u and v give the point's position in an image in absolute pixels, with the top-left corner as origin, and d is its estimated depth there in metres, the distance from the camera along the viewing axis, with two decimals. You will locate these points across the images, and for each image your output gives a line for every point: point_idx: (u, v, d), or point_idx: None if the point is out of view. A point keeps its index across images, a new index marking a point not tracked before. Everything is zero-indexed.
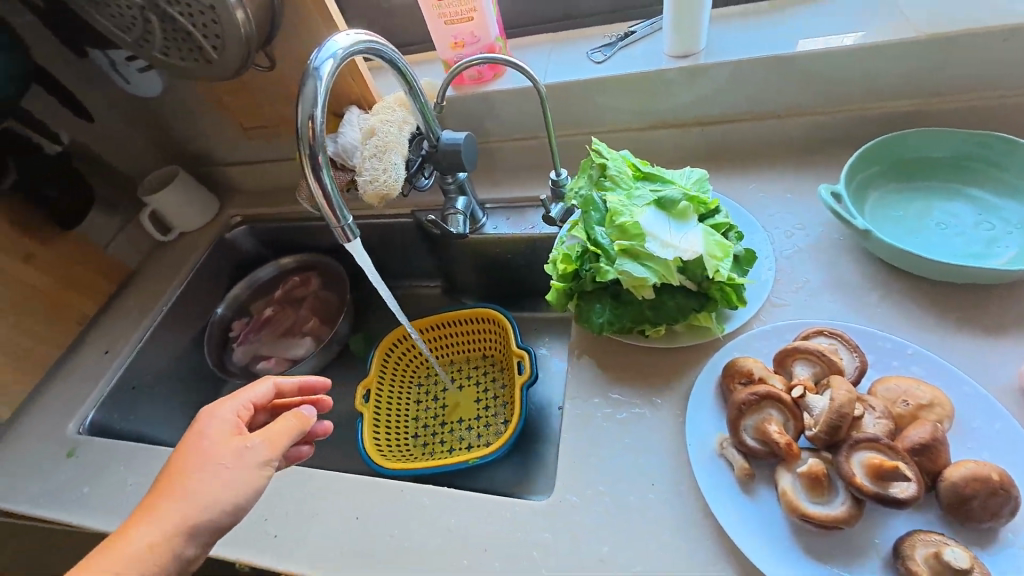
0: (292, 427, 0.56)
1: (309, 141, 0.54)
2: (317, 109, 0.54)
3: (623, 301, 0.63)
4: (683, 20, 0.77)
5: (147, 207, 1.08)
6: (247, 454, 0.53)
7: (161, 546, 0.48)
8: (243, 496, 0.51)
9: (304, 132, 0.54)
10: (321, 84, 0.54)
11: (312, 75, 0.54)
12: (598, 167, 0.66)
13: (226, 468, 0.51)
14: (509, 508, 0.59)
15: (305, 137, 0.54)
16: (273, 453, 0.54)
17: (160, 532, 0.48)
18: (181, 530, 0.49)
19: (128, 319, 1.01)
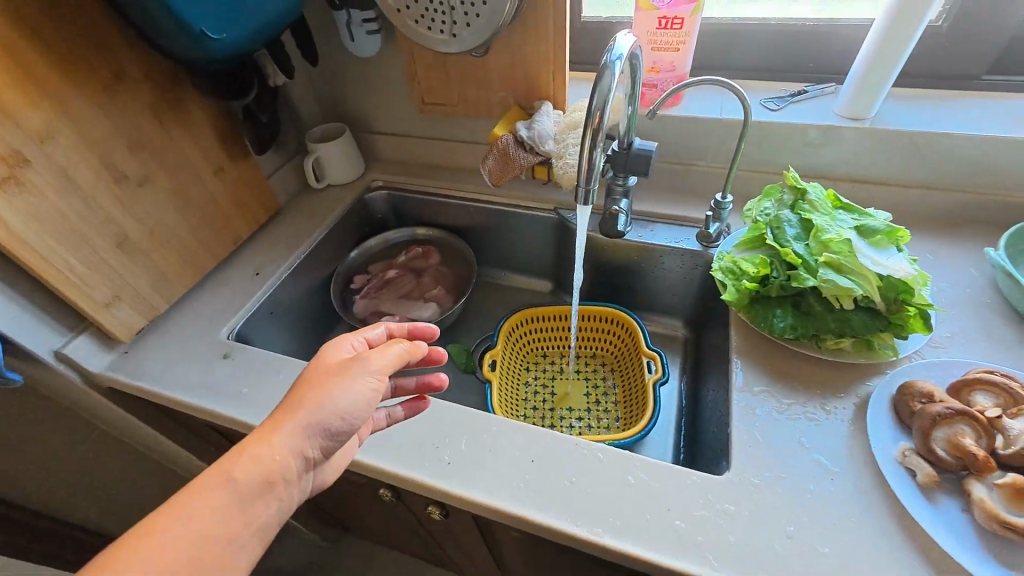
0: (400, 353, 0.64)
1: (595, 124, 0.64)
2: (609, 98, 0.63)
3: (807, 311, 0.69)
4: (865, 88, 0.87)
5: (311, 154, 1.15)
6: (358, 367, 0.61)
7: (289, 442, 0.56)
8: (352, 404, 0.59)
9: (593, 117, 0.63)
10: (615, 77, 0.62)
11: (608, 68, 0.62)
12: (796, 191, 0.74)
13: (339, 382, 0.59)
14: (688, 477, 0.62)
15: (590, 121, 0.63)
16: (384, 369, 0.63)
17: (289, 429, 0.56)
18: (301, 428, 0.56)
19: (274, 249, 1.06)
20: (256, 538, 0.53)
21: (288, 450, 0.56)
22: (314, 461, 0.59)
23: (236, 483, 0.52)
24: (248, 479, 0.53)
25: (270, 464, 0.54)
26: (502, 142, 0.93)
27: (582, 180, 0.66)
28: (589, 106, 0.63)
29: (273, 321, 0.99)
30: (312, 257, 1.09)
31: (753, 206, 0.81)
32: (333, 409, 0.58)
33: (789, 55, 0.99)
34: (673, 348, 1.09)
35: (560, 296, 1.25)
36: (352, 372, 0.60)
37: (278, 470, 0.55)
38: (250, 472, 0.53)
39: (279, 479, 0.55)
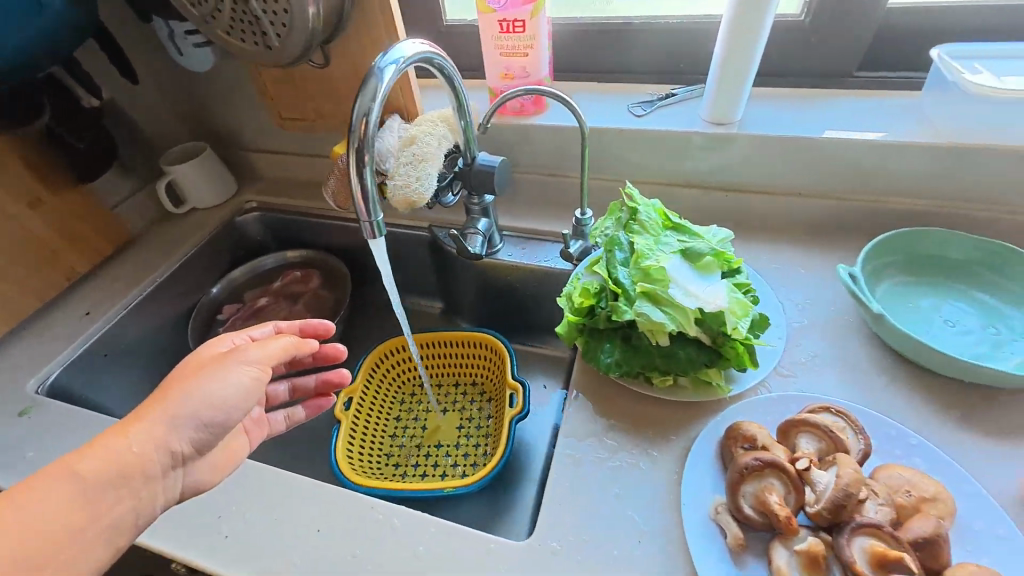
0: (285, 346, 0.59)
1: (359, 136, 0.54)
2: (374, 108, 0.54)
3: (634, 344, 0.62)
4: (724, 91, 0.80)
5: (165, 176, 1.07)
6: (236, 357, 0.55)
7: (147, 435, 0.49)
8: (227, 394, 0.53)
9: (356, 126, 0.54)
10: (382, 85, 0.55)
11: (374, 74, 0.55)
12: (629, 210, 0.67)
13: (211, 371, 0.53)
14: (485, 544, 0.56)
15: (356, 133, 0.54)
16: (264, 359, 0.57)
17: (147, 422, 0.49)
18: (163, 420, 0.50)
19: (118, 284, 0.98)
20: (99, 544, 0.46)
21: (148, 445, 0.49)
22: (184, 457, 0.52)
23: (78, 480, 0.45)
24: (94, 479, 0.46)
25: (126, 458, 0.48)
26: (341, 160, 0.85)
27: (361, 206, 0.57)
28: (351, 116, 0.54)
29: (110, 365, 0.92)
30: (165, 291, 1.01)
31: (597, 226, 0.74)
32: (202, 400, 0.51)
33: (660, 55, 0.92)
34: (558, 372, 1.02)
35: (453, 318, 1.15)
36: (225, 363, 0.54)
37: (134, 464, 0.48)
38: (102, 468, 0.46)
39: (134, 475, 0.48)
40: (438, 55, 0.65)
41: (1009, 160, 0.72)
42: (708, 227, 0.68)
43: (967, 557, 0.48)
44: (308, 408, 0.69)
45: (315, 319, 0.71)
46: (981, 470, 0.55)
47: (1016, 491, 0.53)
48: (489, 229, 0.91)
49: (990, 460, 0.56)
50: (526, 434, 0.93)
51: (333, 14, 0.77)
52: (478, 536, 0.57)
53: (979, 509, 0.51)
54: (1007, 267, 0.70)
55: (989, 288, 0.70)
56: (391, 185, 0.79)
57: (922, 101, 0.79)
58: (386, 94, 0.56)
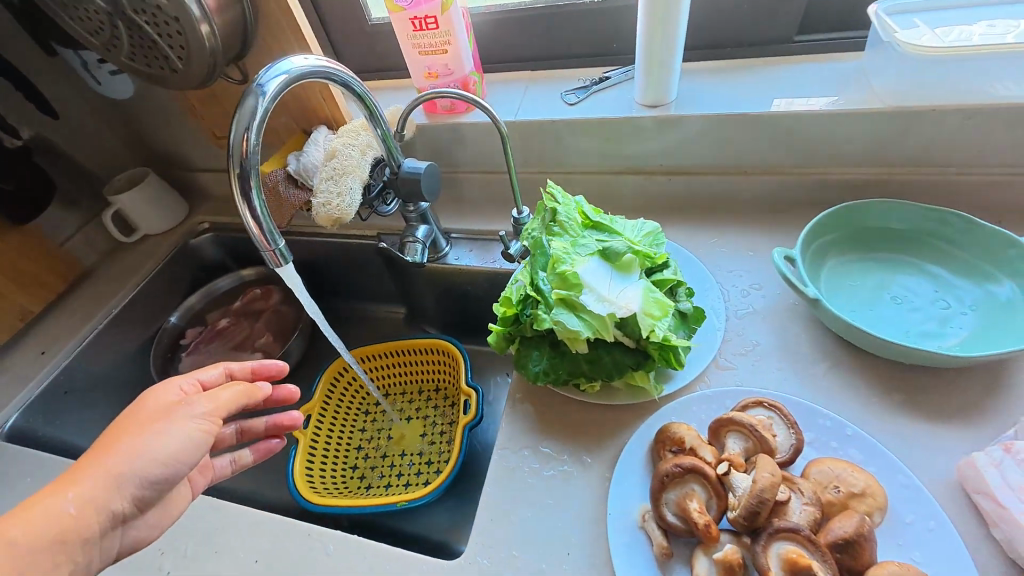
0: (239, 394, 0.57)
1: (241, 158, 0.52)
2: (254, 127, 0.52)
3: (559, 350, 0.61)
4: (653, 72, 0.76)
5: (112, 206, 1.06)
6: (183, 411, 0.53)
7: (88, 498, 0.47)
8: (175, 451, 0.51)
9: (235, 149, 0.52)
10: (263, 102, 0.53)
11: (253, 93, 0.53)
12: (550, 210, 0.64)
13: (157, 427, 0.51)
14: (417, 566, 0.55)
15: (237, 154, 0.52)
16: (217, 410, 0.55)
17: (89, 484, 0.47)
18: (106, 481, 0.48)
19: (73, 319, 0.98)
20: None
21: (88, 507, 0.47)
22: (125, 516, 0.50)
23: (14, 545, 0.43)
24: (33, 543, 0.44)
25: (67, 519, 0.46)
26: (268, 178, 0.83)
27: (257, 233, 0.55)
28: (229, 136, 0.52)
29: (72, 402, 0.92)
30: (121, 322, 1.01)
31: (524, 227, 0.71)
32: (149, 459, 0.49)
33: (591, 37, 0.89)
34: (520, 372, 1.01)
35: (416, 323, 1.14)
36: (175, 417, 0.52)
37: (72, 528, 0.46)
38: (38, 532, 0.45)
39: (72, 540, 0.46)
40: (334, 67, 0.62)
41: (957, 120, 0.68)
42: (635, 221, 0.66)
43: (898, 552, 0.46)
44: (259, 452, 0.65)
45: (268, 360, 0.68)
46: (922, 457, 0.52)
47: (957, 477, 0.51)
48: (434, 233, 0.89)
49: (932, 445, 0.53)
50: (488, 437, 0.92)
51: (236, 31, 0.75)
52: (413, 558, 0.56)
53: (913, 500, 0.49)
54: (956, 234, 0.66)
55: (939, 258, 0.67)
56: (315, 203, 0.77)
57: (865, 63, 0.75)
58: (269, 111, 0.54)
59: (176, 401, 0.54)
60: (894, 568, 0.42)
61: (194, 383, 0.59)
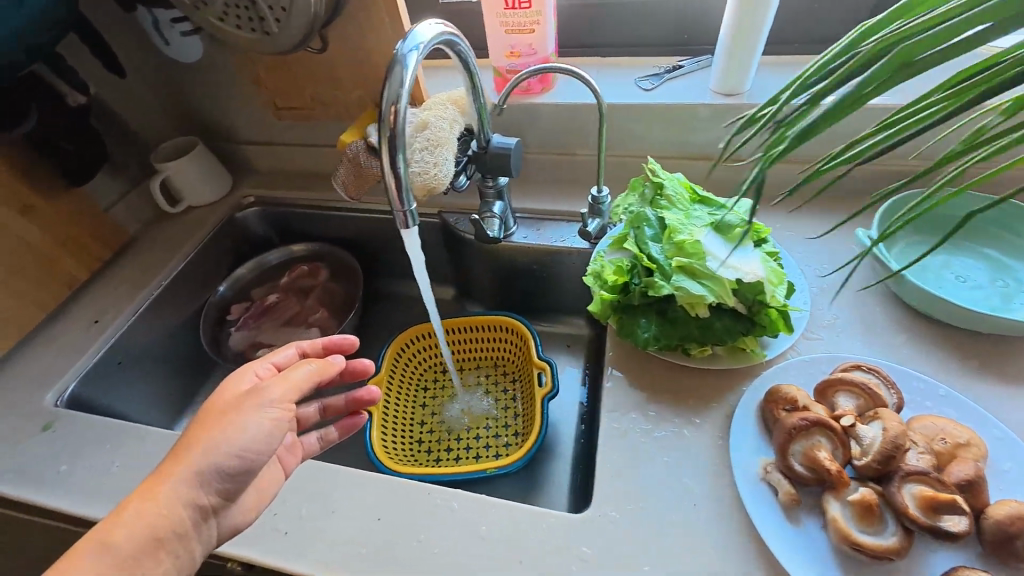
0: (307, 374, 0.59)
1: (389, 126, 0.52)
2: (402, 96, 0.52)
3: (671, 317, 0.63)
4: (735, 60, 0.80)
5: (159, 174, 1.02)
6: (255, 400, 0.54)
7: (172, 496, 0.49)
8: (247, 443, 0.52)
9: (385, 120, 0.51)
10: (408, 72, 0.52)
11: (398, 62, 0.52)
12: (654, 185, 0.67)
13: (230, 420, 0.52)
14: (546, 520, 0.57)
15: (385, 123, 0.52)
16: (286, 396, 0.56)
17: (171, 483, 0.49)
18: (188, 477, 0.50)
19: (123, 289, 0.94)
20: None
21: (175, 504, 0.49)
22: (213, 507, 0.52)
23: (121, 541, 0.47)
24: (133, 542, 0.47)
25: (164, 513, 0.49)
26: (351, 149, 0.82)
27: (394, 195, 0.56)
28: (379, 104, 0.52)
29: (124, 373, 0.89)
30: (171, 293, 0.98)
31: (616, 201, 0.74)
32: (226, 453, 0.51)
33: (664, 28, 0.92)
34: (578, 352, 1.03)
35: (468, 303, 1.15)
36: (246, 408, 0.53)
37: (165, 524, 0.49)
38: (137, 530, 0.48)
39: (165, 536, 0.49)
40: (451, 33, 0.61)
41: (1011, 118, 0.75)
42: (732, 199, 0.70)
43: (1004, 494, 0.51)
44: (344, 428, 0.66)
45: (337, 336, 0.69)
46: (1005, 415, 0.58)
47: None
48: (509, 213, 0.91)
49: (1011, 403, 0.59)
50: (553, 412, 0.94)
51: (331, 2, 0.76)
52: (537, 511, 0.58)
53: (1008, 448, 0.54)
54: (1010, 221, 0.73)
55: (994, 242, 0.74)
56: (409, 172, 0.76)
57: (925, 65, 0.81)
58: (412, 81, 0.53)
59: (250, 389, 0.57)
60: (1015, 503, 0.46)
61: (269, 369, 0.63)
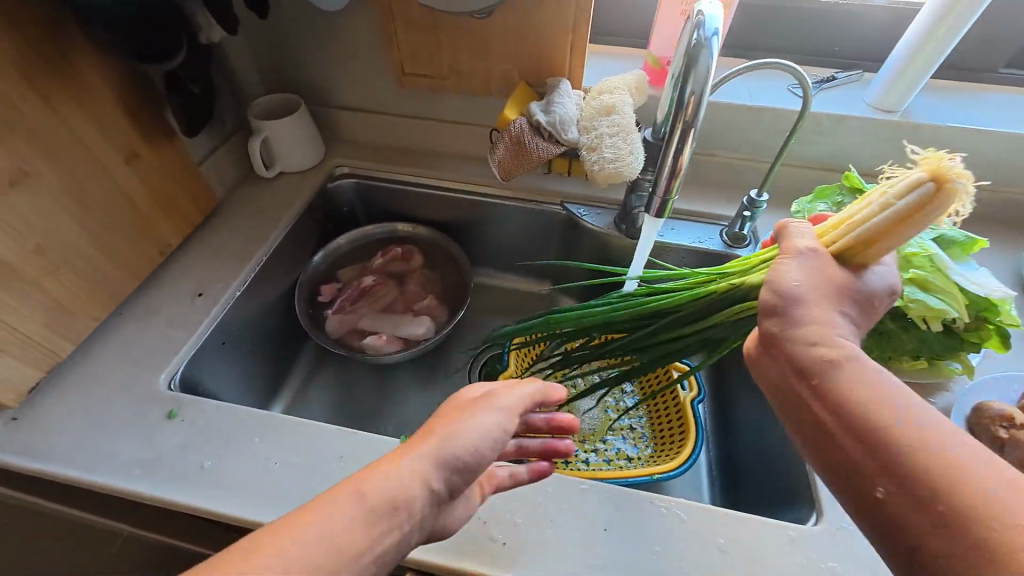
0: (531, 393, 0.48)
1: (684, 118, 0.50)
2: (704, 87, 0.48)
3: (883, 330, 0.63)
4: (905, 77, 0.81)
5: (257, 133, 0.91)
6: (493, 401, 0.46)
7: (413, 469, 0.39)
8: (484, 443, 0.42)
9: (686, 104, 0.49)
10: (713, 62, 0.47)
11: (703, 46, 0.47)
12: (862, 197, 0.69)
13: (471, 413, 0.44)
14: (785, 531, 0.55)
15: (680, 114, 0.49)
16: (515, 406, 0.46)
17: (413, 457, 0.40)
18: (429, 457, 0.40)
19: (220, 259, 0.83)
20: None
21: (411, 482, 0.39)
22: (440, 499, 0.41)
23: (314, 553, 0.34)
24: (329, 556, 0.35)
25: (388, 498, 0.37)
26: (515, 127, 0.77)
27: (661, 184, 0.55)
28: (679, 93, 0.49)
29: (229, 355, 0.79)
30: (273, 268, 0.87)
31: (804, 208, 0.73)
32: (454, 456, 0.41)
33: (815, 37, 0.92)
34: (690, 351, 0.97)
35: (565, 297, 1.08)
36: (485, 405, 0.45)
37: (398, 501, 0.38)
38: (351, 517, 0.36)
39: (395, 517, 0.37)
40: None
41: None
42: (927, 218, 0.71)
43: None
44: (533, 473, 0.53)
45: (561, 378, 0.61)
46: None
47: None
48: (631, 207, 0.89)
49: None
50: None
51: None
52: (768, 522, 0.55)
53: None
54: None
55: None
56: (593, 159, 0.72)
57: None
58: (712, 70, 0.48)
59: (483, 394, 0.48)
60: None
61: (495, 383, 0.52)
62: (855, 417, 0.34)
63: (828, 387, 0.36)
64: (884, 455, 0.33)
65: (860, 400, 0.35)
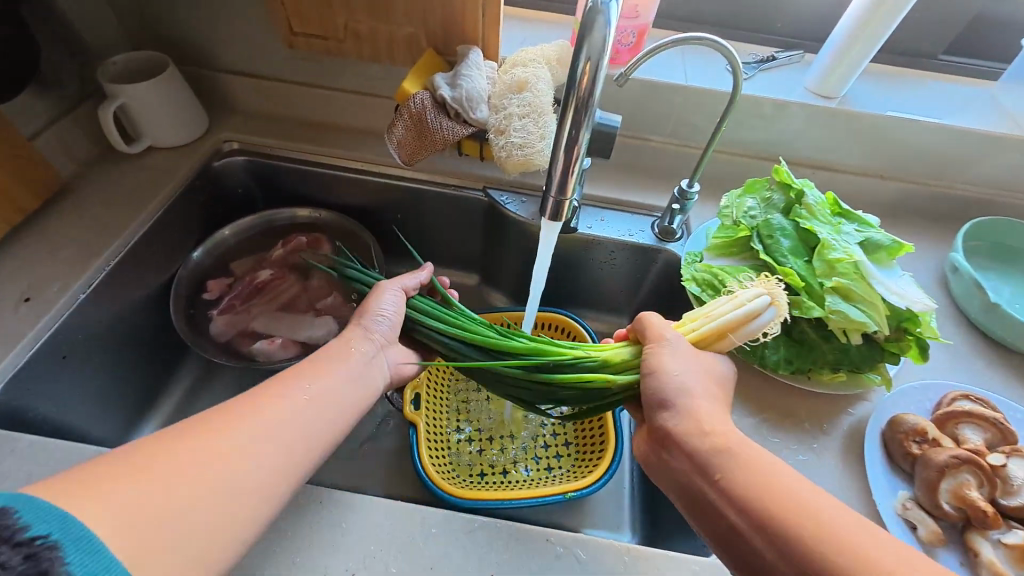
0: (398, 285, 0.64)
1: (579, 104, 0.39)
2: (603, 64, 0.38)
3: (805, 341, 0.59)
4: (844, 60, 0.76)
5: (112, 100, 0.75)
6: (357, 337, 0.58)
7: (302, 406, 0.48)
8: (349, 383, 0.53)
9: (577, 80, 0.38)
10: (611, 31, 0.37)
11: (599, 9, 0.36)
12: (792, 194, 0.62)
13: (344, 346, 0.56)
14: (688, 566, 0.51)
15: (575, 99, 0.39)
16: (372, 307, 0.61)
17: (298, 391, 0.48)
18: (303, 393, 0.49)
19: (63, 255, 0.70)
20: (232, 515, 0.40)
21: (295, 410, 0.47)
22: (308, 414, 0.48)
23: (273, 450, 0.44)
24: (252, 446, 0.43)
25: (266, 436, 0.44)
26: (415, 101, 0.66)
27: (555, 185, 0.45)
28: (571, 71, 0.38)
29: (74, 370, 0.67)
30: (135, 265, 0.74)
31: (732, 204, 0.67)
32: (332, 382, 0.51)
33: (755, 12, 0.85)
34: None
35: (489, 289, 0.98)
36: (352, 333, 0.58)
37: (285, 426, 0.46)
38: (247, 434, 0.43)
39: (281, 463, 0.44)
40: None
41: None
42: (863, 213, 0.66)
43: None
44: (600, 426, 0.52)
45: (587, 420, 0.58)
46: None
47: None
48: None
49: None
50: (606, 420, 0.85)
51: None
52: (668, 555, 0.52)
53: None
54: None
55: None
56: (501, 144, 0.62)
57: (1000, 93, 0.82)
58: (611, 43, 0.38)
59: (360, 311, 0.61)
60: None
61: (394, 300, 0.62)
62: (761, 511, 0.39)
63: (724, 485, 0.41)
64: (788, 537, 0.37)
65: (745, 486, 0.40)
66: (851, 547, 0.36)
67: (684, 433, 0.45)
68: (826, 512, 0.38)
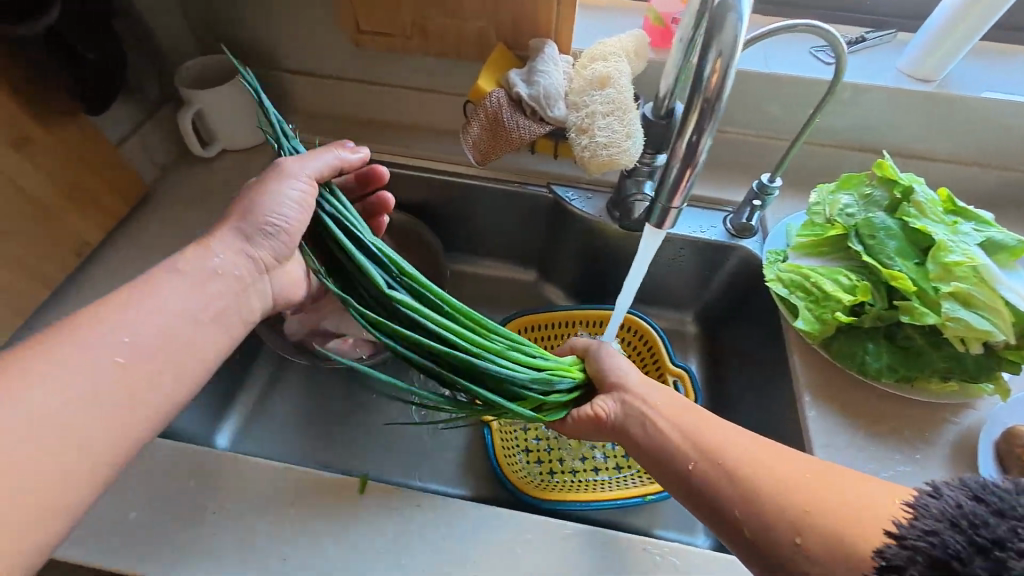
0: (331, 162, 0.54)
1: (705, 104, 0.38)
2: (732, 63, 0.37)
3: (911, 348, 0.56)
4: (946, 41, 0.70)
5: (189, 106, 0.77)
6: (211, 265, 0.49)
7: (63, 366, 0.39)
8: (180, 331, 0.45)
9: (707, 81, 0.36)
10: (744, 28, 0.36)
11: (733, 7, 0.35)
12: (897, 190, 0.59)
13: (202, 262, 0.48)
14: None
15: (701, 100, 0.38)
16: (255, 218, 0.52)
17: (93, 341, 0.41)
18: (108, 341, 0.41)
19: (153, 259, 0.73)
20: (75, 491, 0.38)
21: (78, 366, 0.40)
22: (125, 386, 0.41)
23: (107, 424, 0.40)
24: (132, 377, 0.41)
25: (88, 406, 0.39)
26: (490, 100, 0.65)
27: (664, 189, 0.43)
28: (698, 71, 0.37)
29: None
30: None
31: (824, 200, 0.64)
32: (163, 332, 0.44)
33: None
34: (682, 346, 0.88)
35: (548, 286, 0.97)
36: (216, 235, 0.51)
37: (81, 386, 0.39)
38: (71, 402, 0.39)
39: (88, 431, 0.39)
40: None
41: None
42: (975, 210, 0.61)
43: None
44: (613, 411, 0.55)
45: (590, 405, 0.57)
46: None
47: None
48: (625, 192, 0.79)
49: None
50: None
51: None
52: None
53: None
54: None
55: None
56: (584, 142, 0.61)
57: None
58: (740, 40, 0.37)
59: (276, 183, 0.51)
60: None
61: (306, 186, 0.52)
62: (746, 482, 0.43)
63: (711, 457, 0.46)
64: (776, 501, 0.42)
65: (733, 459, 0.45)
66: (838, 511, 0.39)
67: (658, 413, 0.51)
68: (835, 489, 0.41)
